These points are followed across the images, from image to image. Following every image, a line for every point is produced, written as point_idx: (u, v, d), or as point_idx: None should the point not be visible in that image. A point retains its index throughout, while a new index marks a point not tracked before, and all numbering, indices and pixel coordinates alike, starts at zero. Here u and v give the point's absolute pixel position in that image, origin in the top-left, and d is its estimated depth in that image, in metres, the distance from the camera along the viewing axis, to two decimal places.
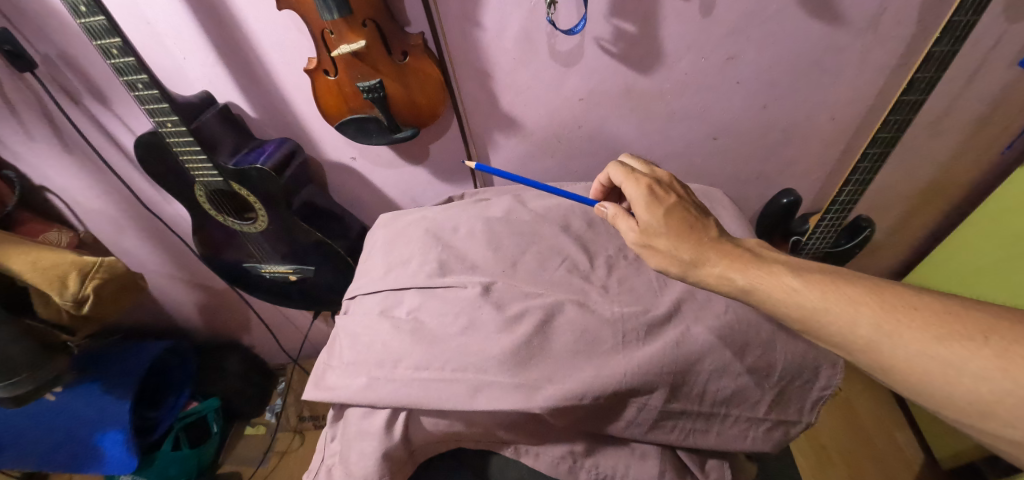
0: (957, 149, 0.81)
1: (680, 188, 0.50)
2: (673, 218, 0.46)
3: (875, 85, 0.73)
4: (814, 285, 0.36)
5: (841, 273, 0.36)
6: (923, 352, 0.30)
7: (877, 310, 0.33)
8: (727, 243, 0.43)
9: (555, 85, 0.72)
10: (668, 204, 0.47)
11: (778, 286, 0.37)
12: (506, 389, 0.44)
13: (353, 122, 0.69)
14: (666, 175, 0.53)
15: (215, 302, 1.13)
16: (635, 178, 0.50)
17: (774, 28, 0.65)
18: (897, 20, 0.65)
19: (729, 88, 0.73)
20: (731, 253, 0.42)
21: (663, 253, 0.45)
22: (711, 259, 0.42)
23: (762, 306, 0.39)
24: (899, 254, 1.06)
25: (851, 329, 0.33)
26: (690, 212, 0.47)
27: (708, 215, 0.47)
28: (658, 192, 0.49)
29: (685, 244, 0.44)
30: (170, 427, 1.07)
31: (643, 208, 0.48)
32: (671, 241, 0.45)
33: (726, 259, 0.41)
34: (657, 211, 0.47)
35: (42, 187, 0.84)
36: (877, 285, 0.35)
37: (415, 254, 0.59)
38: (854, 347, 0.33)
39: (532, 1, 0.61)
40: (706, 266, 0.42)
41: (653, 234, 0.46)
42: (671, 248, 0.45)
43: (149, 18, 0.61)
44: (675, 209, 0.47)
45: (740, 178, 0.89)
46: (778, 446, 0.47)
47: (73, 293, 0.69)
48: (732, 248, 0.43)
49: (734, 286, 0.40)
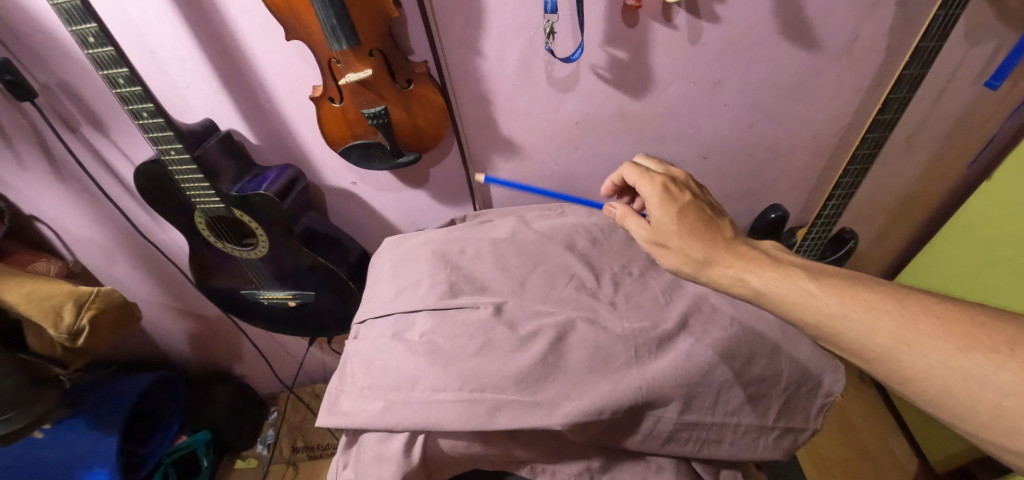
0: (928, 163, 0.86)
1: (695, 188, 0.53)
2: (687, 217, 0.49)
3: (853, 106, 0.78)
4: (831, 290, 0.38)
5: (859, 278, 0.38)
6: (943, 362, 0.32)
7: (896, 318, 0.35)
8: (741, 245, 0.46)
9: (553, 109, 0.75)
10: (682, 203, 0.50)
11: (794, 290, 0.39)
12: (525, 408, 0.44)
13: (356, 147, 0.70)
14: (681, 174, 0.56)
15: (207, 330, 1.10)
16: (650, 177, 0.53)
17: (757, 54, 0.70)
18: (868, 46, 0.70)
19: (717, 111, 0.77)
20: (746, 254, 0.44)
21: (677, 252, 0.48)
22: (724, 260, 0.45)
23: (777, 310, 0.41)
24: (879, 265, 1.11)
25: (869, 337, 0.35)
26: (705, 212, 0.49)
27: (721, 215, 0.50)
28: (673, 191, 0.52)
29: (699, 244, 0.47)
30: (158, 463, 1.02)
31: (658, 206, 0.50)
32: (684, 240, 0.47)
33: (740, 260, 0.44)
34: (671, 209, 0.50)
35: (32, 217, 0.82)
36: (897, 291, 0.37)
37: (425, 276, 0.60)
38: (872, 355, 0.35)
39: (531, 31, 0.64)
40: (719, 266, 0.45)
41: (666, 233, 0.49)
42: (685, 247, 0.47)
43: (154, 48, 0.62)
44: (689, 208, 0.49)
45: (730, 195, 0.93)
46: (788, 453, 0.48)
47: (68, 325, 0.67)
48: (747, 250, 0.45)
49: (748, 287, 0.42)
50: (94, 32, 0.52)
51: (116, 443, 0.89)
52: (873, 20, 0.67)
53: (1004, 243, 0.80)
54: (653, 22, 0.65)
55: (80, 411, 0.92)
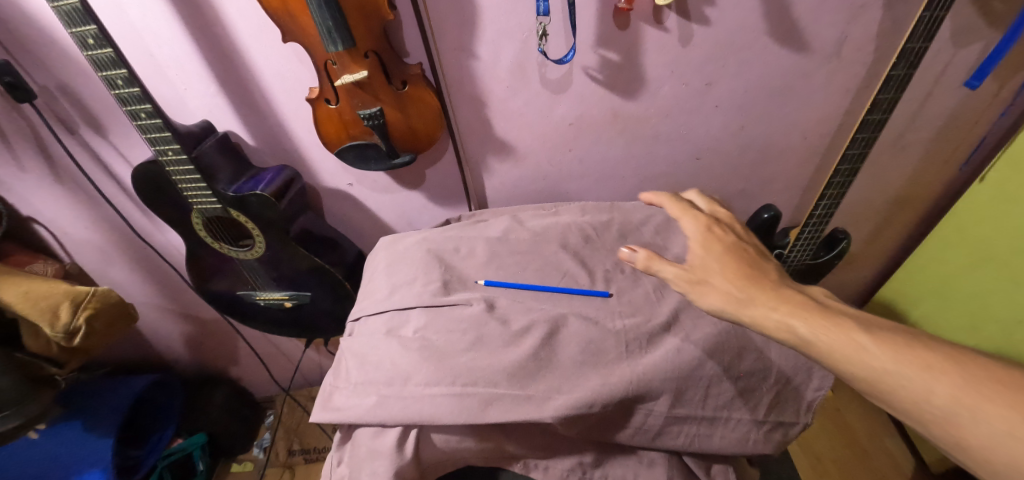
0: (919, 163, 0.87)
1: (740, 230, 0.53)
2: (728, 256, 0.48)
3: (842, 106, 0.79)
4: (885, 346, 0.35)
5: (914, 336, 0.36)
6: (1009, 433, 0.30)
7: (956, 381, 0.33)
8: (789, 289, 0.43)
9: (547, 110, 0.76)
10: (725, 243, 0.50)
11: (845, 341, 0.37)
12: (517, 401, 0.45)
13: (353, 148, 0.70)
14: (726, 217, 0.56)
15: (203, 332, 1.10)
16: (693, 217, 0.54)
17: (747, 55, 0.71)
18: (857, 47, 0.71)
19: (709, 111, 0.78)
20: (794, 298, 0.42)
21: (718, 289, 0.45)
22: (768, 302, 0.42)
23: (825, 361, 0.38)
24: (873, 266, 1.11)
25: (928, 399, 0.33)
26: (748, 252, 0.49)
27: (767, 257, 0.49)
28: (716, 231, 0.52)
29: (740, 283, 0.45)
30: (153, 467, 1.01)
31: (699, 244, 0.51)
32: (725, 278, 0.46)
33: (786, 303, 0.41)
34: (714, 248, 0.50)
35: (30, 218, 0.82)
36: (957, 353, 0.35)
37: (419, 274, 0.60)
38: (929, 419, 0.33)
39: (524, 32, 0.65)
40: (763, 307, 0.42)
41: (706, 271, 0.48)
42: (726, 285, 0.45)
43: (152, 49, 0.63)
44: (733, 248, 0.49)
45: (724, 195, 0.94)
46: (779, 448, 0.48)
47: (65, 324, 0.67)
48: (794, 293, 0.42)
49: (794, 334, 0.39)
50: (94, 34, 0.53)
51: (111, 445, 0.89)
52: (860, 23, 0.68)
53: (994, 243, 0.81)
54: (645, 25, 0.66)
55: (75, 413, 0.92)
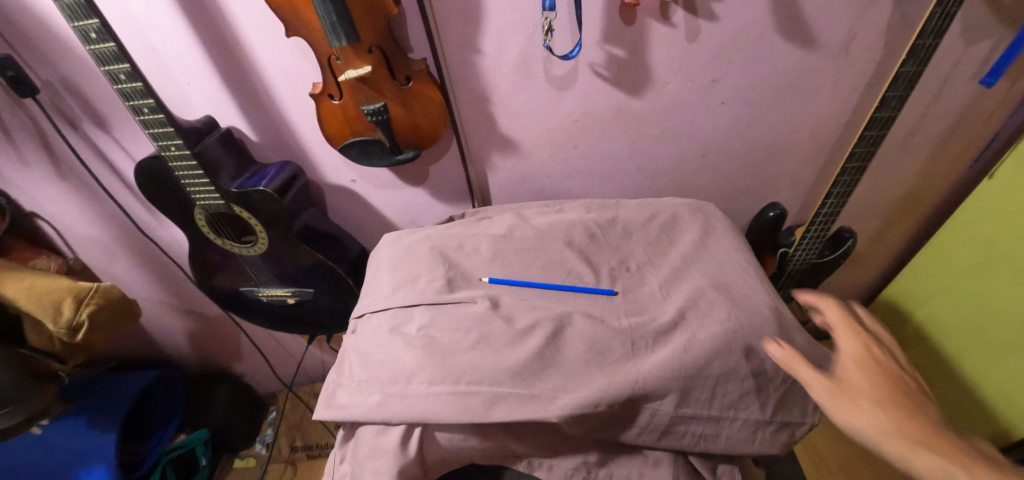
0: (927, 162, 0.86)
1: (901, 359, 0.45)
2: (888, 385, 0.41)
3: (850, 104, 0.78)
4: None
5: None
6: None
7: None
8: (954, 438, 0.37)
9: (552, 107, 0.75)
10: (887, 369, 0.43)
11: None
12: (522, 400, 0.44)
13: (356, 144, 0.70)
14: (888, 337, 0.47)
15: (206, 328, 1.10)
16: (853, 328, 0.46)
17: (754, 52, 0.70)
18: (866, 44, 0.70)
19: (715, 108, 0.77)
20: (961, 449, 0.36)
21: (868, 416, 0.39)
22: (925, 447, 0.36)
23: None
24: (879, 265, 1.11)
25: None
26: (914, 391, 0.41)
27: (931, 401, 0.41)
28: (876, 351, 0.44)
29: (898, 419, 0.38)
30: (156, 462, 1.01)
31: (855, 362, 0.43)
32: (878, 406, 0.39)
33: (948, 453, 0.36)
34: (873, 371, 0.42)
35: (33, 214, 0.82)
36: None
37: (422, 271, 0.60)
38: None
39: (529, 28, 0.65)
40: (917, 447, 0.36)
41: (858, 393, 0.41)
42: (879, 415, 0.39)
43: (155, 44, 0.63)
44: (896, 377, 0.42)
45: (729, 194, 0.93)
46: (785, 448, 0.47)
47: (68, 320, 0.67)
48: (961, 444, 0.36)
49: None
50: (96, 27, 0.53)
51: (114, 440, 0.89)
52: (869, 19, 0.67)
53: (1003, 243, 0.80)
54: (651, 20, 0.65)
55: (78, 408, 0.92)
